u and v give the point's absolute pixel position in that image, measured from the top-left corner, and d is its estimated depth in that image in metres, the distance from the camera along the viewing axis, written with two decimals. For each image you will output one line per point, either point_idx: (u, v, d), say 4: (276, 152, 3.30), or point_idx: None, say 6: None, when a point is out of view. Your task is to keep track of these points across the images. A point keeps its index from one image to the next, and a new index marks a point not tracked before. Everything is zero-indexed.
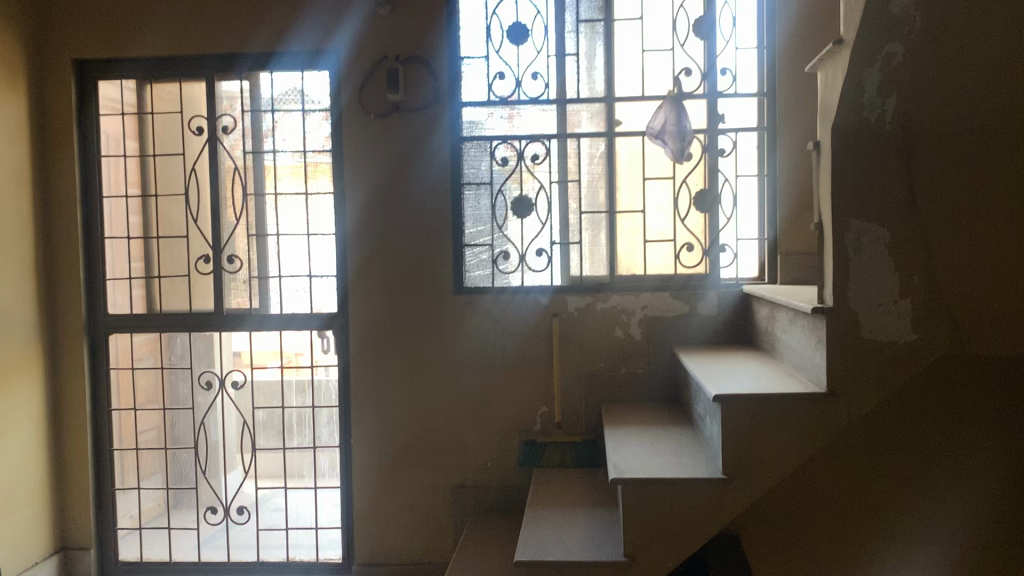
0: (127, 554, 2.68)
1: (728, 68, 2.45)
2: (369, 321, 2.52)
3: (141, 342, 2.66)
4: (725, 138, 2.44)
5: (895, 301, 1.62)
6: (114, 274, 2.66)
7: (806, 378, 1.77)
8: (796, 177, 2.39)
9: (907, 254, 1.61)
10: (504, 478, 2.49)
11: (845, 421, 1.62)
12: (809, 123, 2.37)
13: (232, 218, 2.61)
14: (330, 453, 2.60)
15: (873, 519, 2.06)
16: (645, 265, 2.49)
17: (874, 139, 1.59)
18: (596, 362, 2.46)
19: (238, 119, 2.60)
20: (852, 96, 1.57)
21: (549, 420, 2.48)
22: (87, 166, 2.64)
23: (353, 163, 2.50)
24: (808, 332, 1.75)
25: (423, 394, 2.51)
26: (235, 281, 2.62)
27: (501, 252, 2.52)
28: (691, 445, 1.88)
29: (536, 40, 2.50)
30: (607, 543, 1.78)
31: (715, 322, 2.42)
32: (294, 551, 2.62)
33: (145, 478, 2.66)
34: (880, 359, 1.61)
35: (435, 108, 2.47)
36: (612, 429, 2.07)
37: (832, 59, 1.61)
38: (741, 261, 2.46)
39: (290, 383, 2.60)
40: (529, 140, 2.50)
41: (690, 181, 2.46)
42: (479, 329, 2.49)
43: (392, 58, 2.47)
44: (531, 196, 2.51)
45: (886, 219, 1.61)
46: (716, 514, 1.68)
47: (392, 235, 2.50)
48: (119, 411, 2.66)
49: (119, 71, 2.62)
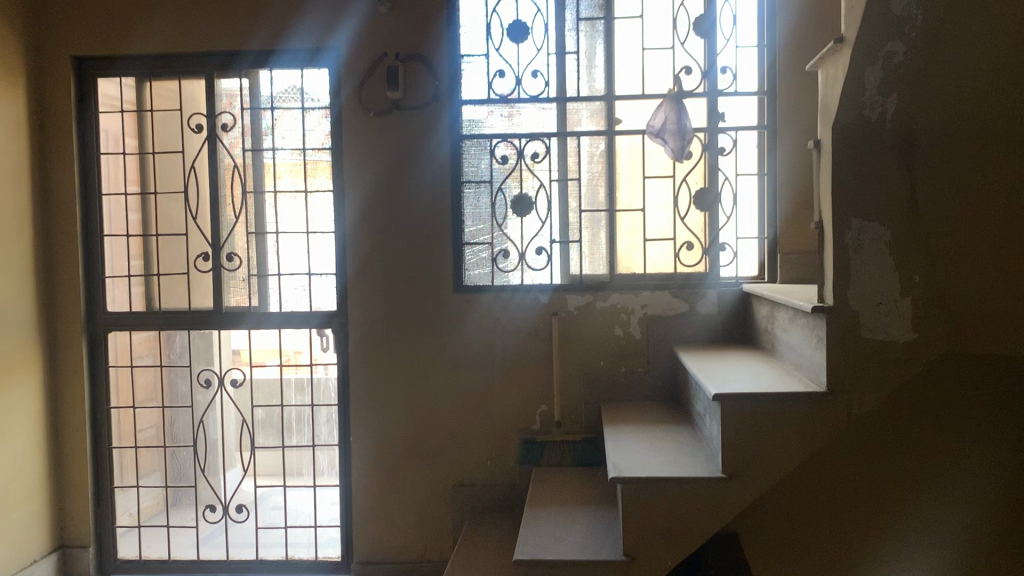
0: (127, 552, 2.68)
1: (728, 67, 2.44)
2: (368, 320, 2.51)
3: (140, 339, 2.65)
4: (725, 136, 2.44)
5: (895, 300, 1.62)
6: (114, 271, 2.65)
7: (806, 377, 1.77)
8: (796, 175, 2.39)
9: (907, 252, 1.61)
10: (503, 477, 2.49)
11: (845, 420, 1.62)
12: (809, 121, 2.37)
13: (231, 216, 2.61)
14: (330, 451, 2.60)
15: (872, 518, 2.07)
16: (645, 264, 2.49)
17: (875, 137, 1.58)
18: (596, 361, 2.46)
19: (237, 117, 2.59)
20: (853, 95, 1.55)
21: (549, 419, 2.48)
22: (86, 164, 2.64)
23: (352, 161, 2.49)
24: (809, 332, 1.75)
25: (423, 393, 2.51)
26: (234, 279, 2.61)
27: (501, 251, 2.51)
28: (691, 444, 1.88)
29: (537, 38, 2.49)
30: (607, 542, 1.78)
31: (714, 321, 2.42)
32: (293, 549, 2.62)
33: (144, 476, 2.66)
34: (880, 358, 1.61)
35: (435, 106, 2.47)
36: (612, 428, 2.07)
37: (833, 56, 1.59)
38: (741, 260, 2.46)
39: (290, 381, 2.60)
40: (529, 138, 2.50)
41: (690, 180, 2.46)
42: (479, 327, 2.49)
43: (391, 56, 2.47)
44: (531, 195, 2.50)
45: (888, 218, 1.60)
46: (716, 513, 1.68)
47: (393, 234, 2.49)
48: (119, 409, 2.66)
49: (119, 68, 2.61)
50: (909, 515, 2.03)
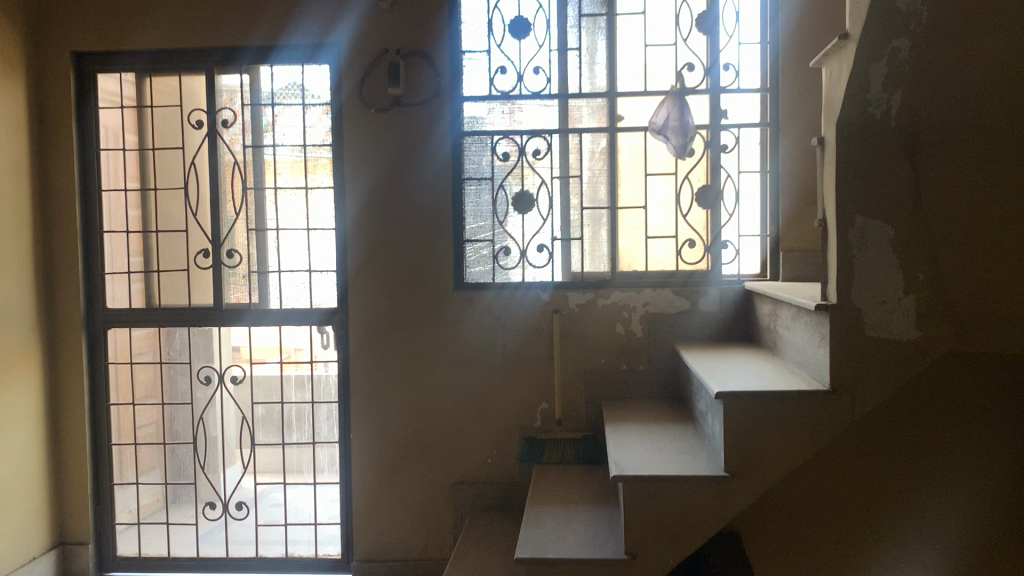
0: (126, 550, 2.67)
1: (731, 63, 2.43)
2: (369, 317, 2.51)
3: (140, 336, 2.64)
4: (727, 133, 2.43)
5: (899, 298, 1.61)
6: (113, 268, 2.64)
7: (809, 375, 1.76)
8: (799, 173, 2.38)
9: (910, 250, 1.60)
10: (504, 474, 2.48)
11: (848, 419, 1.62)
12: (812, 119, 2.36)
13: (231, 212, 2.60)
14: (330, 448, 2.59)
15: (874, 517, 2.06)
16: (647, 261, 2.48)
17: (880, 134, 1.57)
18: (597, 358, 2.45)
19: (238, 113, 2.58)
20: (857, 92, 1.54)
21: (550, 416, 2.47)
22: (86, 160, 2.63)
23: (353, 158, 2.48)
24: (812, 330, 1.74)
25: (423, 391, 2.50)
26: (234, 276, 2.60)
27: (502, 248, 2.50)
28: (693, 442, 1.87)
29: (538, 34, 2.48)
30: (608, 540, 1.77)
31: (716, 319, 2.41)
32: (292, 546, 2.61)
33: (143, 473, 2.65)
34: (884, 357, 1.60)
35: (436, 103, 2.46)
36: (614, 426, 2.06)
37: (837, 51, 1.57)
38: (744, 257, 2.45)
39: (290, 378, 2.59)
40: (530, 135, 2.49)
41: (692, 177, 2.45)
42: (480, 324, 2.48)
43: (392, 52, 2.46)
44: (532, 192, 2.49)
45: (891, 215, 1.59)
46: (718, 511, 1.67)
47: (393, 231, 2.48)
48: (118, 406, 2.65)
49: (119, 64, 2.60)
50: (910, 515, 2.02)
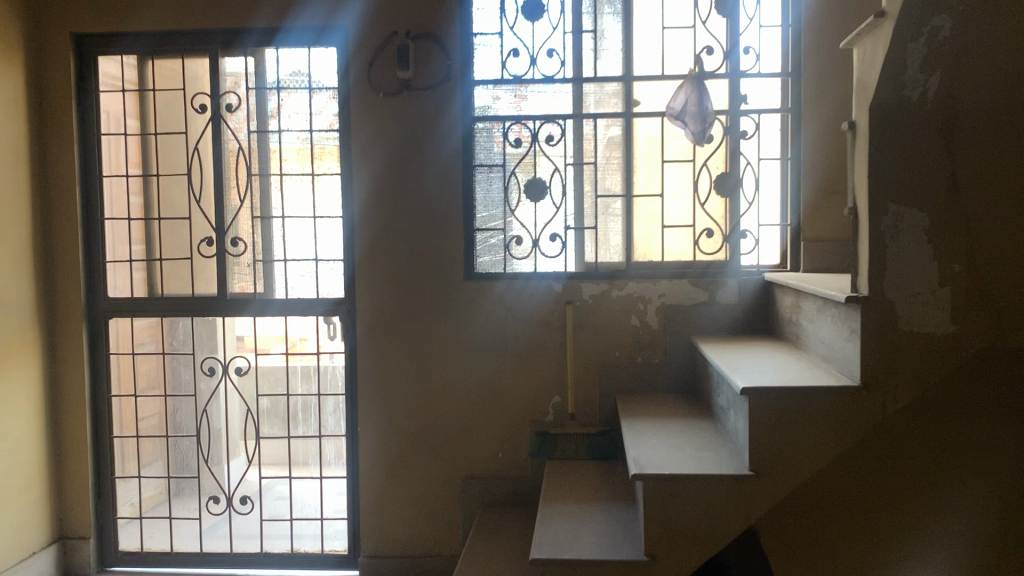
0: (128, 544, 2.61)
1: (751, 47, 2.35)
2: (376, 307, 2.44)
3: (141, 326, 2.58)
4: (747, 119, 2.36)
5: (934, 290, 1.54)
6: (115, 256, 2.58)
7: (837, 371, 1.69)
8: (821, 160, 2.30)
9: (946, 240, 1.53)
10: (515, 469, 2.42)
11: (879, 416, 1.55)
12: (835, 105, 2.29)
13: (235, 199, 2.53)
14: (337, 441, 2.53)
15: (881, 521, 1.97)
16: (663, 251, 2.40)
17: (914, 118, 1.50)
18: (612, 351, 2.38)
19: (242, 98, 2.51)
20: (893, 72, 1.46)
21: (562, 410, 2.40)
22: (87, 145, 2.56)
23: (361, 144, 2.41)
24: (840, 323, 1.67)
25: (432, 384, 2.43)
26: (238, 264, 2.54)
27: (514, 237, 2.43)
28: (713, 438, 1.81)
29: (552, 16, 2.41)
30: (626, 541, 1.70)
31: (734, 310, 2.34)
32: (297, 541, 2.55)
33: (146, 465, 2.59)
34: (916, 352, 1.54)
35: (446, 87, 2.38)
36: (630, 421, 2.00)
37: (871, 32, 1.49)
38: (763, 247, 2.38)
39: (295, 369, 2.53)
40: (543, 120, 2.41)
41: (711, 164, 2.37)
42: (491, 315, 2.41)
43: (402, 34, 2.38)
44: (545, 179, 2.42)
45: (927, 204, 1.52)
46: (743, 510, 1.60)
47: (401, 219, 2.41)
48: (120, 397, 2.59)
49: (120, 46, 2.53)
50: (915, 522, 1.93)
